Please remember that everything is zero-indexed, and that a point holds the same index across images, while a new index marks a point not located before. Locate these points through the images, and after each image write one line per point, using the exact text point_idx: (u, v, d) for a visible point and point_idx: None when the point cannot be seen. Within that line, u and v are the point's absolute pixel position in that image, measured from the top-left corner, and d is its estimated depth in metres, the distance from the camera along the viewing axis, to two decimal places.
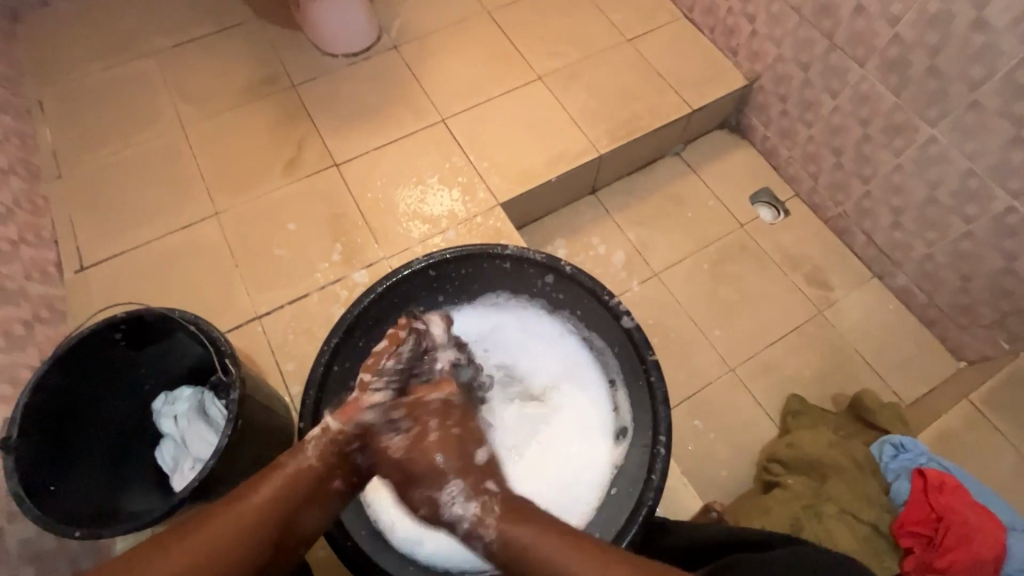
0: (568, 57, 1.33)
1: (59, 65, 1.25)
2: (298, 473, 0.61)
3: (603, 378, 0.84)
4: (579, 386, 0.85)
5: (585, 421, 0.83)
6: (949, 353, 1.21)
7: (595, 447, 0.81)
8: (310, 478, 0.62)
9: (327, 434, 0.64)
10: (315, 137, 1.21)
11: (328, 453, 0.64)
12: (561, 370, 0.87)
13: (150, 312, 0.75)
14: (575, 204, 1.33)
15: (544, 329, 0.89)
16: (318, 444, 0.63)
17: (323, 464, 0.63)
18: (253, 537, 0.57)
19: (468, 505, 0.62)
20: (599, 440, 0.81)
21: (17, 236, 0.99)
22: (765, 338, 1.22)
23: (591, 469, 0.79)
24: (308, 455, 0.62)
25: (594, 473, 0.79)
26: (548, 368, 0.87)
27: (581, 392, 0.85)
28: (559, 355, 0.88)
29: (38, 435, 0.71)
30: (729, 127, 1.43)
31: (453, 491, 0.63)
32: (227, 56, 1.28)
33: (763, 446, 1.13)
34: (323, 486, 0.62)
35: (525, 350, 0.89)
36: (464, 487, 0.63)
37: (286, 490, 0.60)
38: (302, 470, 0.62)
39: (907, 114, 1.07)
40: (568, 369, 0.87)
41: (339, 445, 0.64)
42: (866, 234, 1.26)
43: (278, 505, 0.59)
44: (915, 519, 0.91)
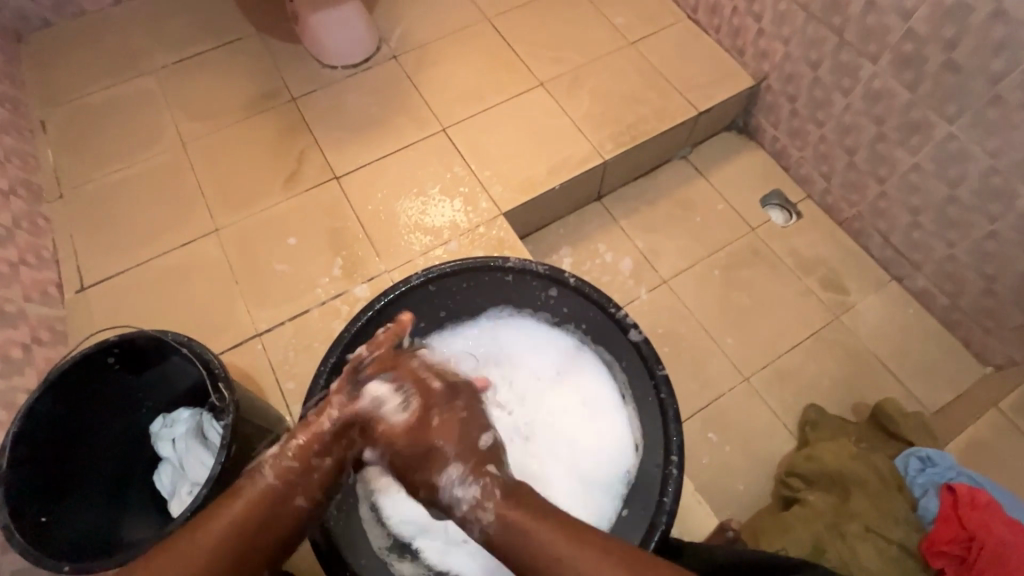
0: (570, 62, 1.31)
1: (61, 85, 1.25)
2: (254, 496, 0.56)
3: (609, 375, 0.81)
4: (587, 385, 0.82)
5: (601, 436, 0.79)
6: (974, 358, 1.16)
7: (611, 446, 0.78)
8: (269, 498, 0.57)
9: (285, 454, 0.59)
10: (315, 150, 1.19)
11: (289, 469, 0.58)
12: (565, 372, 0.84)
13: (144, 335, 0.74)
14: (580, 212, 1.30)
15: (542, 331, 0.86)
16: (273, 463, 0.58)
17: (281, 483, 0.57)
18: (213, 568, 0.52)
19: (468, 489, 0.58)
20: (615, 438, 0.78)
21: (17, 257, 0.99)
22: (780, 345, 1.18)
23: (609, 487, 0.75)
24: (263, 476, 0.57)
25: (613, 492, 0.75)
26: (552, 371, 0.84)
27: (589, 392, 0.82)
28: (561, 357, 0.85)
29: (31, 465, 0.70)
30: (736, 128, 1.39)
31: (452, 473, 0.58)
32: (228, 71, 1.28)
33: (781, 459, 1.08)
34: (284, 503, 0.57)
35: (526, 355, 0.86)
36: (464, 472, 0.58)
37: (251, 508, 0.56)
38: (256, 494, 0.57)
39: (923, 111, 1.03)
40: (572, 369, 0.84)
41: (295, 463, 0.58)
42: (883, 236, 1.21)
43: (237, 528, 0.55)
44: (946, 537, 0.86)
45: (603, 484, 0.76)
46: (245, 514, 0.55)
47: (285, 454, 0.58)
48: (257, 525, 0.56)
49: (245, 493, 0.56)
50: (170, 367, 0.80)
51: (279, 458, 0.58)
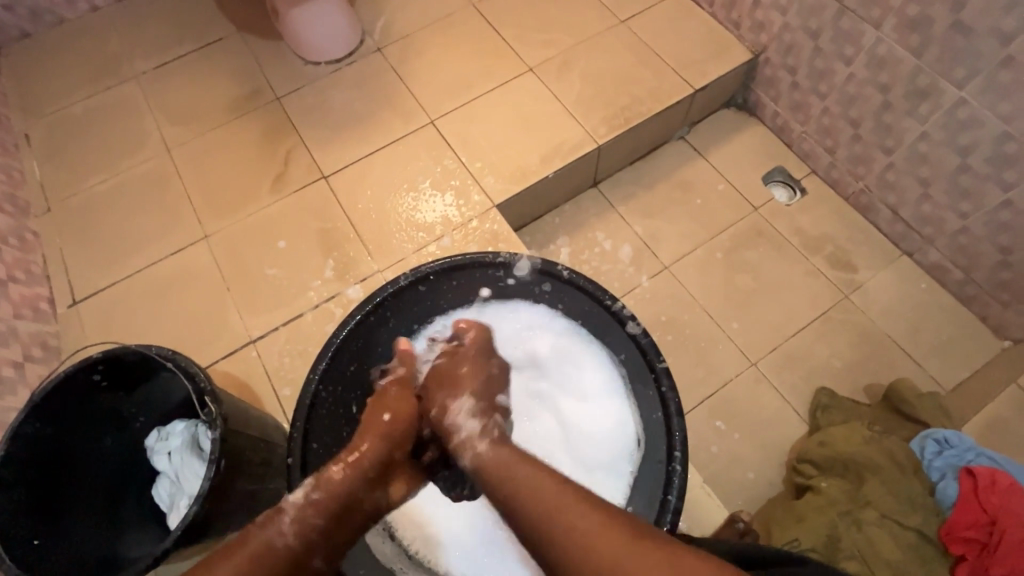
0: (559, 45, 1.26)
1: (44, 96, 1.23)
2: (272, 552, 0.53)
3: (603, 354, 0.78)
4: (580, 368, 0.80)
5: (603, 435, 0.77)
6: (991, 333, 1.12)
7: (610, 425, 0.77)
8: (287, 556, 0.54)
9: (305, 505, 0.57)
10: (302, 149, 1.17)
11: (311, 524, 0.56)
12: (556, 358, 0.82)
13: (128, 350, 0.73)
14: (577, 199, 1.26)
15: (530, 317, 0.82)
16: (296, 517, 0.56)
17: (302, 540, 0.55)
18: None
19: (469, 421, 0.66)
20: (616, 438, 0.76)
21: (5, 274, 0.97)
22: (788, 328, 1.14)
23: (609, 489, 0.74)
24: (282, 531, 0.55)
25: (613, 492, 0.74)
26: (545, 357, 0.82)
27: (582, 374, 0.80)
28: (552, 341, 0.82)
29: (18, 487, 0.70)
30: (735, 104, 1.34)
31: (461, 406, 0.69)
32: (211, 73, 1.25)
33: (791, 445, 1.06)
34: (299, 565, 0.55)
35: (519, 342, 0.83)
36: (474, 407, 0.69)
37: (267, 572, 0.52)
38: (274, 550, 0.53)
39: (930, 77, 0.98)
40: (563, 353, 0.81)
41: (318, 517, 0.57)
42: (892, 210, 1.17)
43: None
44: (967, 523, 0.85)
45: (606, 465, 0.76)
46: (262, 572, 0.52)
47: (309, 505, 0.57)
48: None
49: (261, 550, 0.53)
50: (159, 380, 0.79)
51: (302, 510, 0.57)
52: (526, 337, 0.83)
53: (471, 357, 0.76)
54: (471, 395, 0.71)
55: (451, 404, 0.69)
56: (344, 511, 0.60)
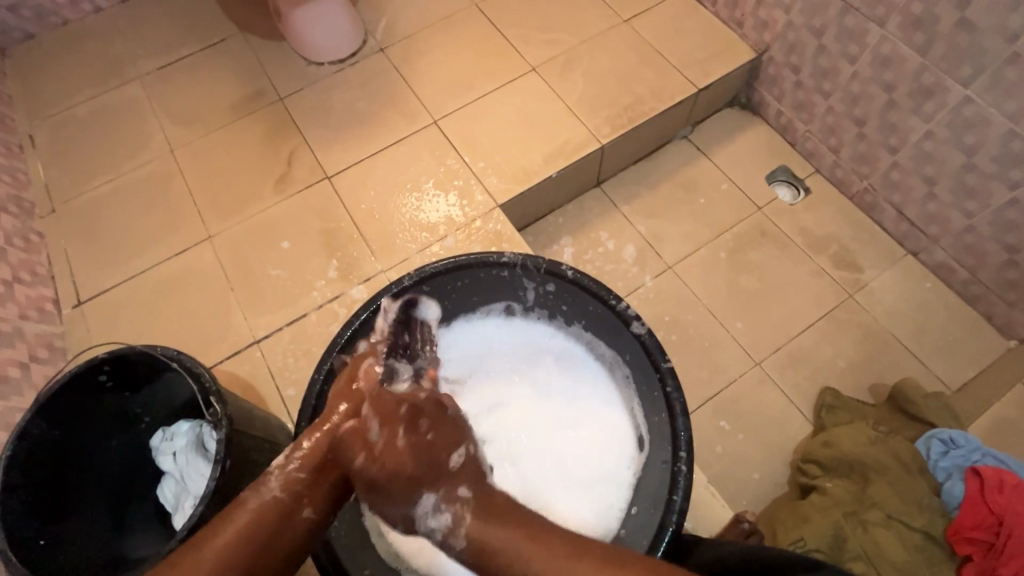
0: (562, 44, 1.26)
1: (49, 98, 1.24)
2: (259, 508, 0.52)
3: (609, 383, 0.80)
4: (583, 397, 0.81)
5: (604, 446, 0.77)
6: (997, 332, 1.12)
7: (611, 455, 0.77)
8: (275, 513, 0.53)
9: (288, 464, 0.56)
10: (305, 149, 1.17)
11: (297, 479, 0.55)
12: (557, 376, 0.83)
13: (134, 350, 0.74)
14: (581, 199, 1.26)
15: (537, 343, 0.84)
16: (283, 473, 0.55)
17: (288, 494, 0.54)
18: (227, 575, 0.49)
19: (440, 515, 0.53)
20: (616, 448, 0.77)
21: (10, 275, 0.98)
22: (793, 328, 1.14)
23: (611, 498, 0.74)
24: (271, 487, 0.54)
25: (615, 500, 0.74)
26: (549, 383, 0.83)
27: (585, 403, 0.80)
28: (557, 367, 0.83)
29: (24, 488, 0.70)
30: (739, 103, 1.34)
31: (425, 502, 0.54)
32: (214, 74, 1.25)
33: (796, 445, 1.05)
34: (293, 520, 0.54)
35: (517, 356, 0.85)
36: (433, 498, 0.54)
37: (260, 524, 0.52)
38: (263, 504, 0.53)
39: (935, 75, 0.97)
40: (566, 381, 0.82)
41: (305, 473, 0.55)
42: (897, 208, 1.16)
43: (246, 541, 0.51)
44: (973, 523, 0.85)
45: (607, 475, 0.76)
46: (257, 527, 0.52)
47: (291, 462, 0.55)
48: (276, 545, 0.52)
49: (249, 508, 0.53)
50: (164, 380, 0.79)
51: (286, 467, 0.55)
52: (531, 359, 0.84)
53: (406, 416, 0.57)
54: (430, 482, 0.55)
55: (409, 500, 0.55)
56: (329, 479, 0.56)
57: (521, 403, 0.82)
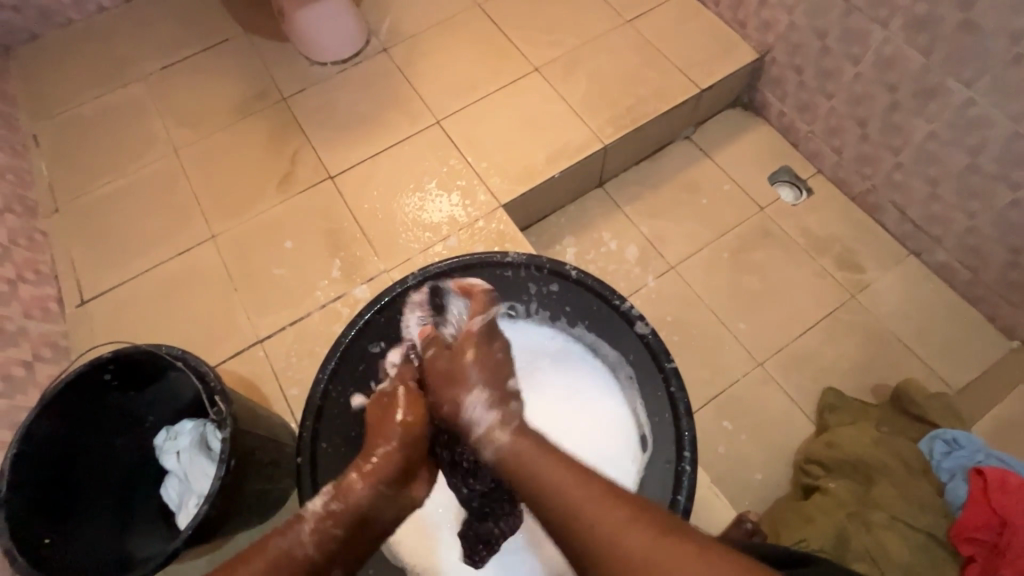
0: (564, 45, 1.26)
1: (52, 98, 1.24)
2: (293, 563, 0.54)
3: (612, 386, 0.82)
4: (585, 399, 0.83)
5: (608, 440, 0.79)
6: (999, 333, 1.12)
7: (613, 456, 0.78)
8: (307, 569, 0.55)
9: (325, 515, 0.59)
10: (308, 149, 1.17)
11: (330, 540, 0.58)
12: (557, 375, 0.84)
13: (138, 350, 0.74)
14: (583, 199, 1.26)
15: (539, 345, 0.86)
16: (317, 529, 0.57)
17: (322, 554, 0.57)
18: None
19: (489, 413, 0.62)
20: (619, 441, 0.78)
21: (14, 274, 0.98)
22: (795, 328, 1.14)
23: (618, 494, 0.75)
24: (304, 543, 0.56)
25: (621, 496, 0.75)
26: (550, 386, 0.84)
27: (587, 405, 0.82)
28: (558, 370, 0.85)
29: (29, 487, 0.70)
30: (741, 104, 1.34)
31: (475, 399, 0.63)
32: (218, 74, 1.25)
33: (799, 445, 1.05)
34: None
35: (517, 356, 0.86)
36: (488, 396, 0.63)
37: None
38: (293, 560, 0.54)
39: (938, 76, 0.97)
40: (567, 384, 0.84)
41: (338, 530, 0.59)
42: (900, 209, 1.16)
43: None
44: (977, 523, 0.84)
45: (613, 469, 0.77)
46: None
47: (329, 516, 0.58)
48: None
49: (276, 562, 0.53)
50: (169, 379, 0.79)
51: (321, 520, 0.58)
52: (530, 359, 0.85)
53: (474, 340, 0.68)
54: (485, 386, 0.64)
55: (463, 397, 0.64)
56: (357, 536, 0.61)
57: (524, 400, 0.82)
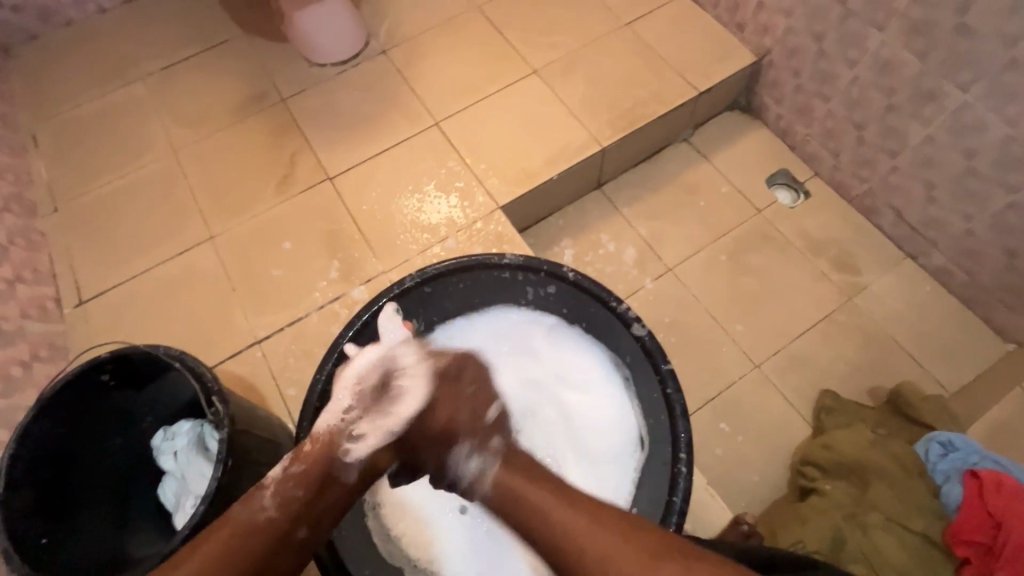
0: (563, 47, 1.27)
1: (52, 98, 1.24)
2: (252, 526, 0.53)
3: (611, 372, 0.78)
4: (580, 385, 0.80)
5: (609, 430, 0.77)
6: (996, 336, 1.12)
7: (608, 445, 0.77)
8: (269, 530, 0.54)
9: (285, 480, 0.57)
10: (307, 151, 1.17)
11: (290, 498, 0.56)
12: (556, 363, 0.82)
13: (136, 350, 0.74)
14: (581, 201, 1.27)
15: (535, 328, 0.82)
16: (276, 491, 0.56)
17: (283, 513, 0.55)
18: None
19: (472, 460, 0.59)
20: (620, 432, 0.76)
21: (12, 274, 0.98)
22: (792, 331, 1.14)
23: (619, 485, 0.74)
24: (264, 505, 0.55)
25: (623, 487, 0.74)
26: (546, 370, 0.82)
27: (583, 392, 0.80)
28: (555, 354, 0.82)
29: (26, 487, 0.70)
30: (739, 107, 1.35)
31: (460, 446, 0.60)
32: (218, 75, 1.26)
33: (796, 447, 1.06)
34: (287, 538, 0.54)
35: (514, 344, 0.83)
36: (471, 442, 0.60)
37: (253, 542, 0.52)
38: (252, 522, 0.53)
39: (935, 80, 0.98)
40: (564, 368, 0.82)
41: (300, 490, 0.57)
42: (896, 212, 1.17)
43: (234, 556, 0.51)
44: (972, 526, 0.84)
45: (613, 459, 0.76)
46: (244, 545, 0.52)
47: (289, 478, 0.57)
48: (265, 556, 0.53)
49: (231, 532, 0.53)
50: (167, 380, 0.80)
51: (282, 484, 0.57)
52: (528, 346, 0.83)
53: (447, 377, 0.63)
54: (467, 428, 0.61)
55: (446, 447, 0.60)
56: (321, 497, 0.58)
57: (523, 392, 0.81)
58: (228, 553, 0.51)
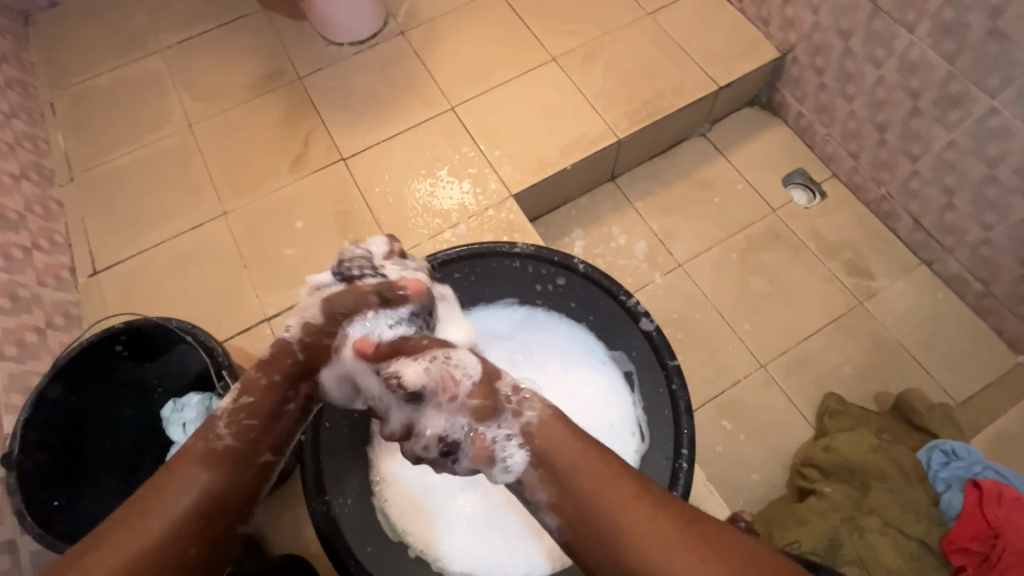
0: (584, 35, 1.25)
1: (70, 68, 1.24)
2: (212, 453, 0.59)
3: (605, 361, 0.81)
4: (580, 376, 0.82)
5: (611, 409, 0.79)
6: (1007, 347, 1.11)
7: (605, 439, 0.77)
8: (230, 456, 0.60)
9: (238, 410, 0.62)
10: (322, 130, 1.17)
11: (244, 428, 0.61)
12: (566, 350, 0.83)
13: (149, 322, 0.77)
14: (594, 193, 1.26)
15: (494, 328, 0.84)
16: (230, 422, 0.61)
17: (240, 441, 0.61)
18: (192, 505, 0.57)
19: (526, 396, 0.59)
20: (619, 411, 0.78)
21: (29, 242, 1.00)
22: (800, 332, 1.14)
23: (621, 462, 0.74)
24: (220, 435, 0.60)
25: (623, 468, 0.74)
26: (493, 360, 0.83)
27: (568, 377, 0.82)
28: (548, 345, 0.84)
29: (38, 452, 0.72)
30: (759, 103, 1.32)
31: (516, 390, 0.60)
32: (236, 49, 1.25)
33: (798, 449, 1.06)
34: (250, 458, 0.61)
35: (520, 341, 0.84)
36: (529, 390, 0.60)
37: (225, 469, 0.59)
38: (219, 452, 0.60)
39: (962, 84, 0.96)
40: (558, 352, 0.83)
41: (251, 419, 0.62)
42: (914, 217, 1.15)
43: (200, 493, 0.57)
44: (970, 534, 0.85)
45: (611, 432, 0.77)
46: (197, 477, 0.58)
47: (240, 410, 0.62)
48: (229, 493, 0.59)
49: (171, 492, 0.56)
50: (177, 352, 0.82)
51: (235, 415, 0.61)
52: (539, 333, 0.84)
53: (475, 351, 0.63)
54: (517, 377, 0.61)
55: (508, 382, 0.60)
56: (275, 422, 0.63)
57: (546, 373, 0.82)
58: (191, 497, 0.57)
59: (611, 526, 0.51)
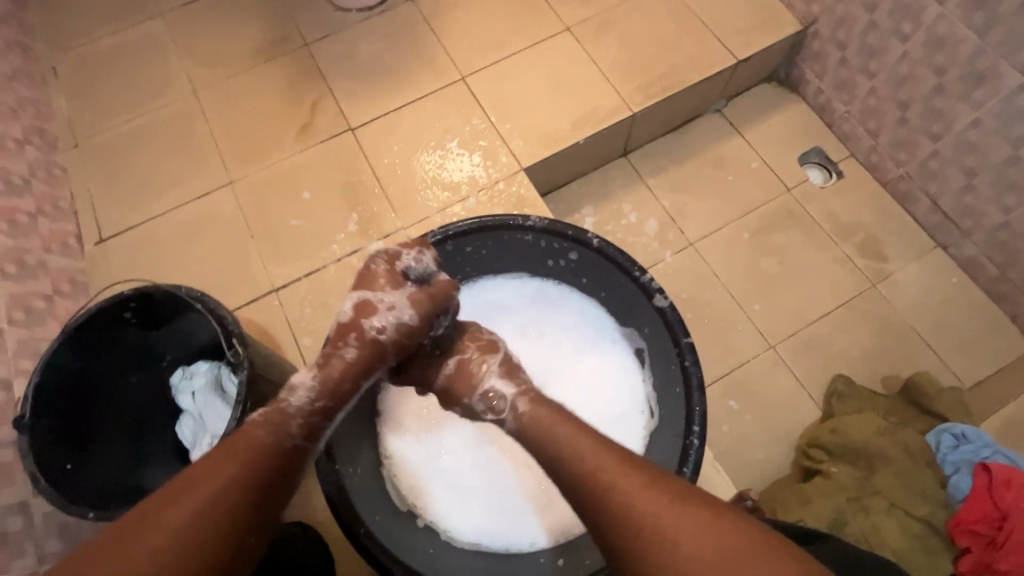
0: (599, 4, 1.21)
1: (71, 30, 1.21)
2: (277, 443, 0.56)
3: (616, 338, 0.80)
4: (591, 347, 0.81)
5: (621, 387, 0.78)
6: (1019, 332, 1.10)
7: (613, 412, 0.77)
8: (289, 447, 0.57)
9: (316, 411, 0.59)
10: (329, 99, 1.14)
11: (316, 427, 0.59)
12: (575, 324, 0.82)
13: (157, 289, 0.76)
14: (605, 168, 1.23)
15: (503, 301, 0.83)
16: (305, 423, 0.58)
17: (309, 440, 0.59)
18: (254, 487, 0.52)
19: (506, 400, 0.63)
20: (629, 389, 0.77)
21: (34, 208, 0.98)
22: (811, 314, 1.13)
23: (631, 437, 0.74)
24: (292, 433, 0.57)
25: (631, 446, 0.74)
26: (501, 328, 0.82)
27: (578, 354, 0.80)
28: (557, 319, 0.82)
29: (49, 416, 0.72)
30: (777, 79, 1.29)
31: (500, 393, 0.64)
32: (241, 14, 1.22)
33: (804, 429, 1.06)
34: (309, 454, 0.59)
35: (528, 314, 0.83)
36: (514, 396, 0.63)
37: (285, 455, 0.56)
38: (283, 446, 0.56)
39: (990, 60, 0.93)
40: (567, 327, 0.82)
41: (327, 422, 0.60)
42: (931, 199, 1.13)
43: (262, 478, 0.53)
44: (976, 517, 0.85)
45: (621, 411, 0.77)
46: (256, 473, 0.53)
47: (318, 411, 0.59)
48: (283, 484, 0.55)
49: (227, 479, 0.51)
50: (186, 321, 0.82)
51: (309, 415, 0.59)
52: (548, 306, 0.83)
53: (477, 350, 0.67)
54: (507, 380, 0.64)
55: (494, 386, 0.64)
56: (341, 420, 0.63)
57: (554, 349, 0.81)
58: (250, 482, 0.52)
59: (612, 497, 0.50)
